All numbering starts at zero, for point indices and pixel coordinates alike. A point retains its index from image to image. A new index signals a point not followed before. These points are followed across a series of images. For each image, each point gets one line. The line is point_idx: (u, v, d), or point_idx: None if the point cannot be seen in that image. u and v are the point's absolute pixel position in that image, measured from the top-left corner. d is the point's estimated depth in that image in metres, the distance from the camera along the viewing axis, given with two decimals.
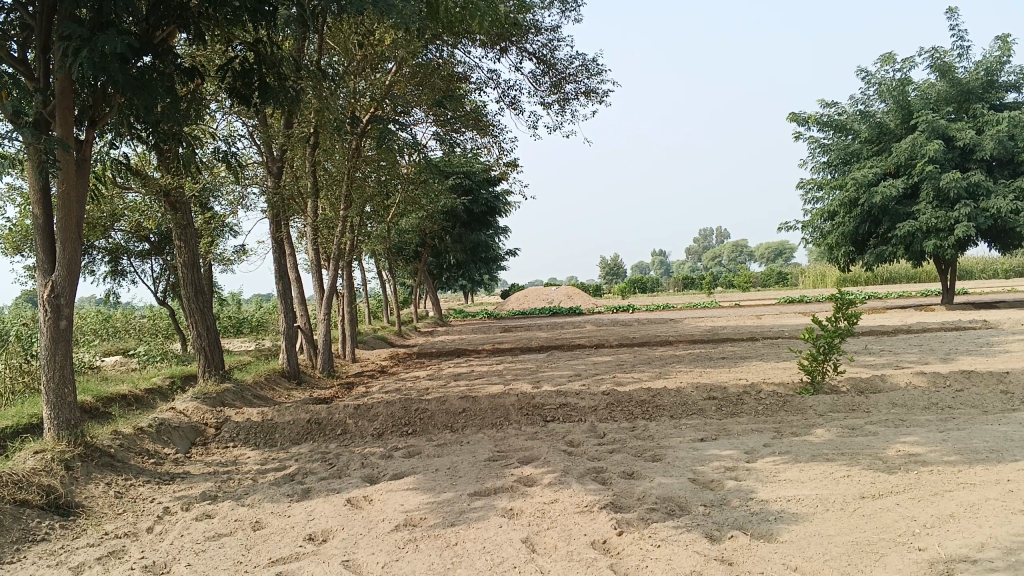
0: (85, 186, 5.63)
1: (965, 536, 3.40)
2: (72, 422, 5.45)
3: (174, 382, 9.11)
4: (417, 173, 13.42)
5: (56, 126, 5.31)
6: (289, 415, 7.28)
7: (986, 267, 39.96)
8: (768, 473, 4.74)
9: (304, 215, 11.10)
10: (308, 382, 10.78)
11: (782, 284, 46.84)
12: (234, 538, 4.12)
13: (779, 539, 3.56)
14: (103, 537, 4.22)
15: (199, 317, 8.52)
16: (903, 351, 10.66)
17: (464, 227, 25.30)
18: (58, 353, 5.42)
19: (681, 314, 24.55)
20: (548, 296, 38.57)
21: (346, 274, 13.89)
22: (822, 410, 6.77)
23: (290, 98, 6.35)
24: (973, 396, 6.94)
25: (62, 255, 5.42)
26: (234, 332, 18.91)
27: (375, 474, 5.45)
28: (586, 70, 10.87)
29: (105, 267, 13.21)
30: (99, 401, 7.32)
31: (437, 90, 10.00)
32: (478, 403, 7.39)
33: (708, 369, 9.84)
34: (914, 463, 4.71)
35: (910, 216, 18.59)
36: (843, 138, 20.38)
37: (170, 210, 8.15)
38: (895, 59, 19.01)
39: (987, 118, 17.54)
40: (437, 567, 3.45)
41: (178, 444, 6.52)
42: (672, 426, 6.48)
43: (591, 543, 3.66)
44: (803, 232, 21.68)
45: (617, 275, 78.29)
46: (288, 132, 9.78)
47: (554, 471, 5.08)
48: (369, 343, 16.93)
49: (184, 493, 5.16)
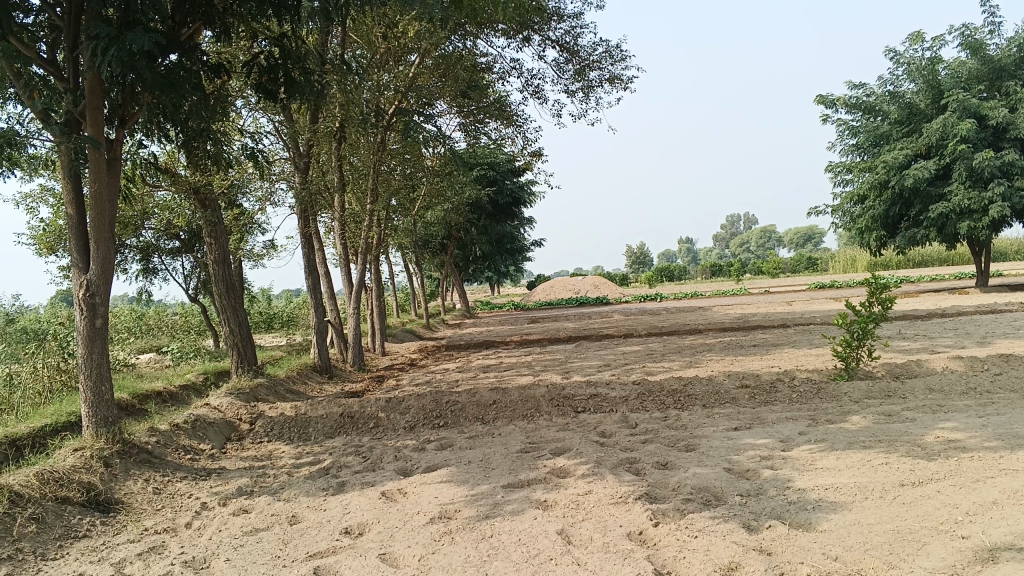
0: (116, 185, 5.69)
1: (1010, 523, 3.34)
2: (109, 419, 5.53)
3: (208, 378, 9.20)
4: (442, 164, 13.40)
5: (87, 126, 5.36)
6: (322, 409, 7.33)
7: (1020, 249, 39.36)
8: (805, 462, 4.70)
9: (331, 209, 11.14)
10: (340, 376, 10.84)
11: (812, 270, 46.34)
12: (272, 532, 4.16)
13: (818, 528, 3.53)
14: (143, 533, 4.28)
15: (231, 314, 8.59)
16: (938, 335, 10.51)
17: (490, 218, 25.25)
18: (94, 351, 5.50)
19: (710, 303, 24.38)
20: (575, 286, 38.44)
21: (374, 268, 13.94)
22: (857, 397, 6.70)
23: (316, 92, 6.35)
24: (1012, 379, 6.82)
25: (96, 252, 5.48)
26: (265, 327, 19.06)
27: (409, 467, 5.47)
28: (609, 57, 10.79)
29: (137, 266, 13.38)
30: (134, 398, 7.42)
31: (460, 81, 9.98)
32: (509, 395, 7.38)
33: (740, 357, 9.76)
34: (954, 450, 4.63)
35: (942, 197, 18.29)
36: (872, 120, 20.05)
37: (199, 208, 8.20)
38: (924, 38, 18.66)
39: (1021, 96, 17.19)
40: (474, 559, 3.46)
41: (213, 440, 6.59)
42: (705, 416, 6.44)
43: (627, 534, 3.65)
44: (832, 216, 21.40)
45: (644, 264, 78.07)
46: (314, 127, 9.80)
47: (587, 462, 5.06)
48: (398, 337, 16.99)
49: (220, 488, 5.21)
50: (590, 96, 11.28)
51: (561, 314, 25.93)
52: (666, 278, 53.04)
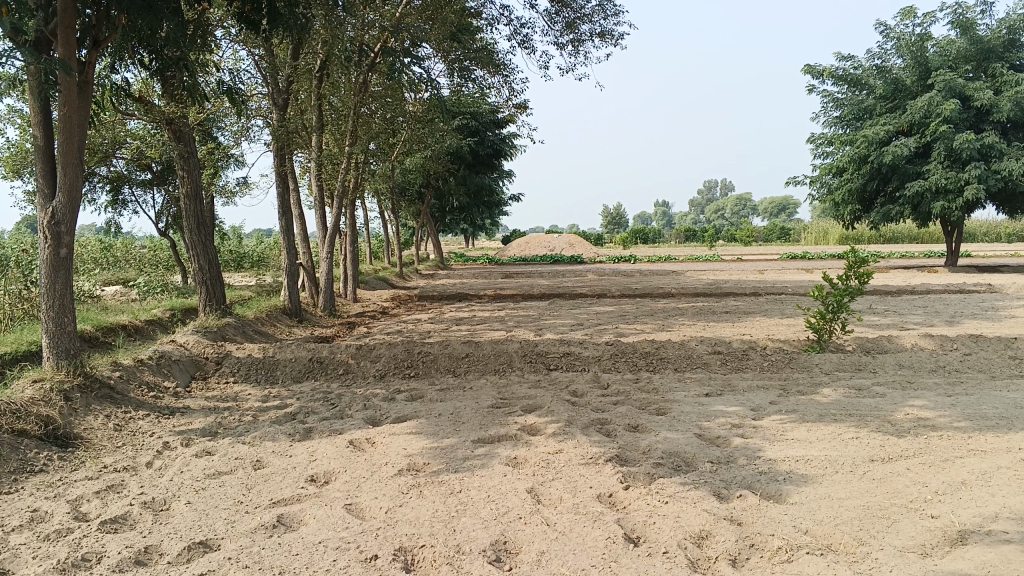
0: (87, 110, 5.45)
1: (978, 505, 3.34)
2: (71, 351, 5.39)
3: (175, 314, 9.03)
4: (424, 111, 13.08)
5: (58, 46, 5.10)
6: (290, 352, 7.21)
7: (989, 231, 39.96)
8: (775, 432, 4.69)
9: (308, 149, 10.88)
10: (309, 320, 10.73)
11: (784, 239, 46.67)
12: (235, 476, 4.07)
13: (789, 500, 3.52)
14: (102, 470, 4.18)
15: (202, 251, 8.40)
16: (908, 312, 10.61)
17: (469, 168, 24.93)
18: (58, 281, 5.31)
19: (682, 268, 24.34)
20: (551, 244, 38.37)
21: (349, 213, 13.73)
22: (828, 369, 6.73)
23: (300, 25, 6.11)
24: (981, 360, 6.88)
25: (63, 179, 5.26)
26: (235, 266, 18.80)
27: (378, 417, 5.39)
28: (602, 10, 10.54)
29: (105, 196, 13.07)
30: (99, 330, 7.26)
31: (448, 24, 9.74)
32: (482, 348, 7.30)
33: (712, 323, 9.77)
34: (923, 428, 4.64)
35: (920, 175, 18.36)
36: (857, 93, 19.98)
37: (173, 139, 7.94)
38: (915, 13, 18.53)
39: (1007, 79, 17.19)
40: (441, 514, 3.40)
41: (178, 377, 6.47)
42: (676, 380, 6.44)
43: (597, 496, 3.61)
44: (810, 187, 21.41)
45: (620, 224, 78.23)
46: (294, 63, 9.51)
47: (558, 421, 5.02)
48: (371, 284, 16.82)
49: (184, 428, 5.12)
50: (579, 50, 11.04)
51: (534, 270, 25.79)
52: (641, 240, 53.08)
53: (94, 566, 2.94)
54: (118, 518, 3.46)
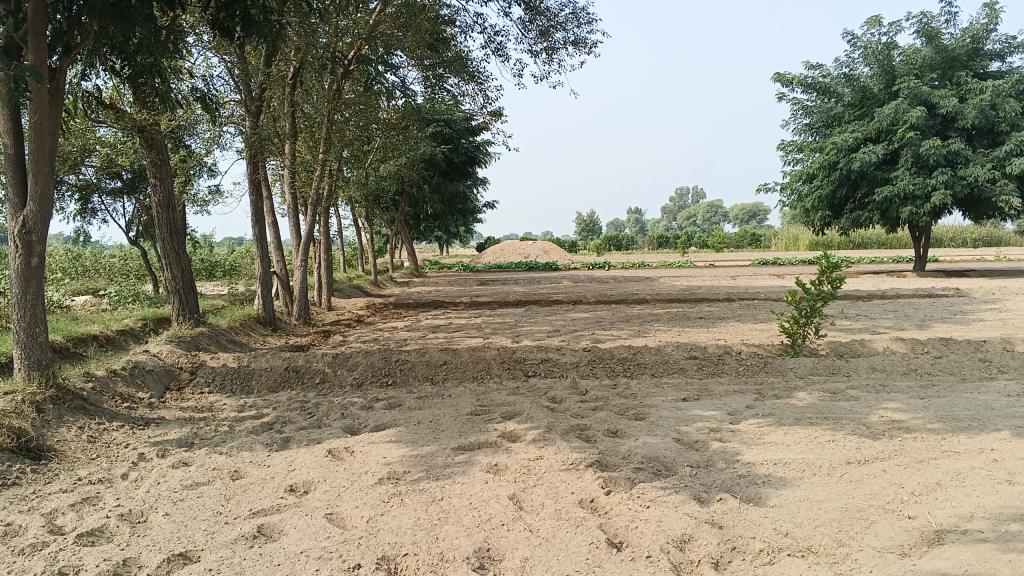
0: (58, 116, 5.37)
1: (954, 505, 3.40)
2: (43, 362, 5.31)
3: (147, 324, 8.90)
4: (398, 118, 13.05)
5: (28, 54, 5.04)
6: (266, 361, 7.15)
7: (956, 236, 40.72)
8: (753, 435, 4.74)
9: (281, 157, 10.81)
10: (283, 329, 10.64)
11: (755, 246, 47.22)
12: (213, 487, 4.03)
13: (768, 503, 3.55)
14: (77, 482, 4.12)
15: (175, 260, 8.31)
16: (879, 316, 10.76)
17: (444, 176, 24.87)
18: (29, 292, 5.24)
19: (657, 274, 24.40)
20: (525, 250, 38.46)
21: (323, 221, 13.65)
22: (802, 373, 6.81)
23: (275, 32, 6.07)
24: (951, 363, 7.00)
25: (34, 187, 5.18)
26: (206, 275, 18.61)
27: (356, 425, 5.36)
28: (576, 18, 10.58)
29: (74, 205, 12.90)
30: (69, 340, 7.15)
31: (423, 31, 9.73)
32: (459, 355, 7.28)
33: (686, 329, 9.84)
34: (898, 430, 4.71)
35: (888, 181, 18.62)
36: (826, 100, 20.27)
37: (145, 147, 7.84)
38: (881, 22, 18.83)
39: (971, 87, 17.54)
40: (424, 522, 3.39)
41: (152, 388, 6.40)
42: (653, 384, 6.48)
43: (579, 502, 3.62)
44: (781, 194, 21.63)
45: (593, 232, 78.50)
46: (266, 69, 9.47)
47: (538, 427, 5.02)
48: (345, 291, 16.74)
49: (159, 439, 5.06)
50: (553, 58, 11.09)
51: (507, 278, 25.79)
52: (615, 246, 53.31)
53: None
54: (94, 531, 3.41)
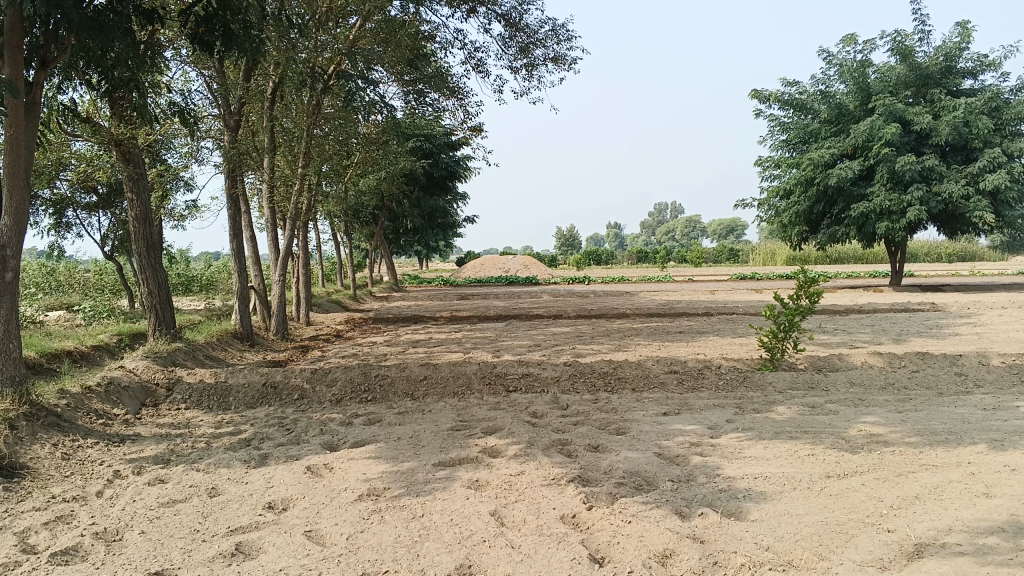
0: (34, 130, 5.32)
1: (932, 518, 3.42)
2: (17, 378, 5.23)
3: (122, 339, 8.79)
4: (378, 133, 13.05)
5: (5, 67, 4.99)
6: (243, 376, 7.10)
7: (930, 251, 41.28)
8: (733, 449, 4.75)
9: (260, 171, 10.75)
10: (261, 344, 10.56)
11: (734, 260, 47.55)
12: (190, 505, 3.97)
13: (749, 518, 3.56)
14: (50, 501, 4.05)
15: (151, 275, 8.21)
16: (857, 330, 10.85)
17: (424, 191, 24.84)
18: (2, 307, 5.16)
19: (637, 289, 24.46)
20: (505, 265, 38.48)
21: (302, 236, 13.58)
22: (781, 387, 6.84)
23: (255, 47, 6.05)
24: (928, 377, 7.06)
25: (9, 202, 5.13)
26: (183, 290, 18.46)
27: (335, 441, 5.32)
28: (556, 35, 10.65)
29: (49, 220, 12.76)
30: (43, 356, 7.06)
31: (404, 47, 9.74)
32: (440, 369, 7.26)
33: (666, 343, 9.87)
34: (876, 444, 4.74)
35: (864, 197, 18.84)
36: (802, 117, 20.50)
37: (122, 161, 7.77)
38: (856, 40, 19.12)
39: (944, 104, 17.81)
40: (404, 539, 3.36)
41: (128, 405, 6.31)
42: (634, 399, 6.48)
43: (561, 517, 3.60)
44: (759, 209, 21.80)
45: (573, 246, 78.73)
46: (246, 84, 9.44)
47: (518, 443, 5.00)
48: (324, 306, 16.65)
49: (136, 456, 4.99)
50: (533, 74, 11.15)
51: (488, 292, 25.78)
52: (594, 261, 53.45)
53: None
54: (69, 550, 3.35)
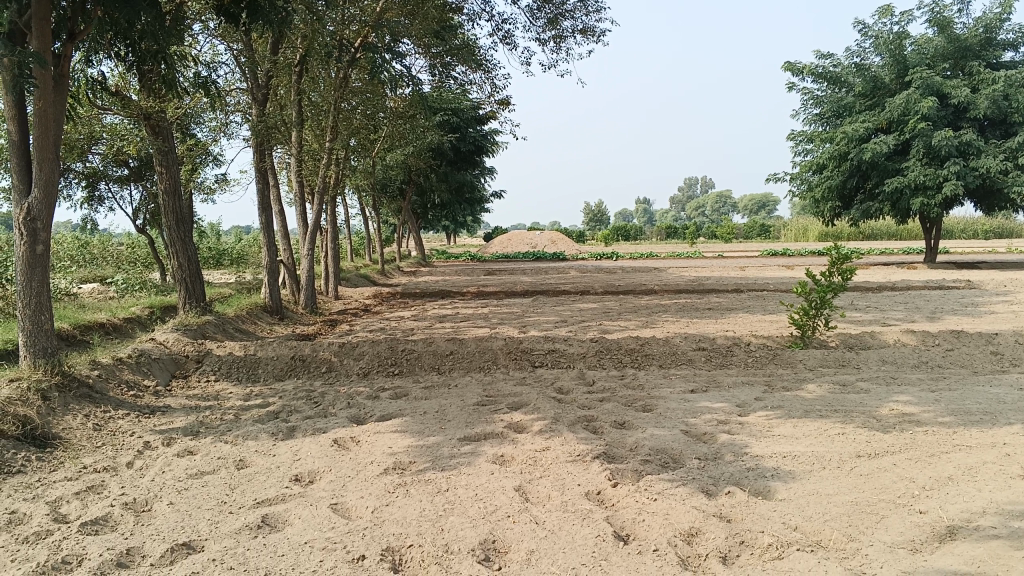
0: (62, 103, 5.33)
1: (966, 500, 3.35)
2: (49, 350, 5.29)
3: (154, 312, 8.89)
4: (405, 107, 13.01)
5: (33, 39, 5.01)
6: (272, 350, 7.14)
7: (966, 228, 40.51)
8: (762, 428, 4.69)
9: (288, 145, 10.75)
10: (290, 317, 10.63)
11: (765, 237, 47.03)
12: (218, 476, 4.01)
13: (777, 497, 3.51)
14: (82, 471, 4.11)
15: (181, 248, 8.27)
16: (889, 308, 10.69)
17: (451, 165, 24.74)
18: (35, 279, 5.21)
19: (666, 264, 24.31)
20: (532, 240, 38.36)
21: (329, 209, 13.61)
22: (811, 365, 6.76)
23: (281, 18, 5.98)
24: (963, 356, 6.93)
25: (39, 175, 5.16)
26: (214, 264, 18.61)
27: (362, 415, 5.33)
28: (584, 7, 10.51)
29: (82, 193, 12.89)
30: (76, 328, 7.15)
31: (431, 19, 9.65)
32: (466, 345, 7.26)
33: (695, 320, 9.79)
34: (908, 423, 4.66)
35: (899, 172, 18.48)
36: (837, 90, 20.14)
37: (151, 135, 7.78)
38: (893, 12, 18.68)
39: (983, 77, 17.37)
40: (429, 513, 3.36)
41: (158, 376, 6.38)
42: (661, 376, 6.45)
43: (586, 494, 3.59)
44: (791, 184, 21.49)
45: (600, 222, 78.29)
46: (273, 57, 9.43)
47: (544, 419, 4.98)
48: (353, 281, 16.73)
49: (165, 428, 5.05)
50: (561, 46, 11.01)
51: (516, 267, 25.74)
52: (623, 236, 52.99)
53: (76, 569, 2.88)
54: (99, 519, 3.39)
